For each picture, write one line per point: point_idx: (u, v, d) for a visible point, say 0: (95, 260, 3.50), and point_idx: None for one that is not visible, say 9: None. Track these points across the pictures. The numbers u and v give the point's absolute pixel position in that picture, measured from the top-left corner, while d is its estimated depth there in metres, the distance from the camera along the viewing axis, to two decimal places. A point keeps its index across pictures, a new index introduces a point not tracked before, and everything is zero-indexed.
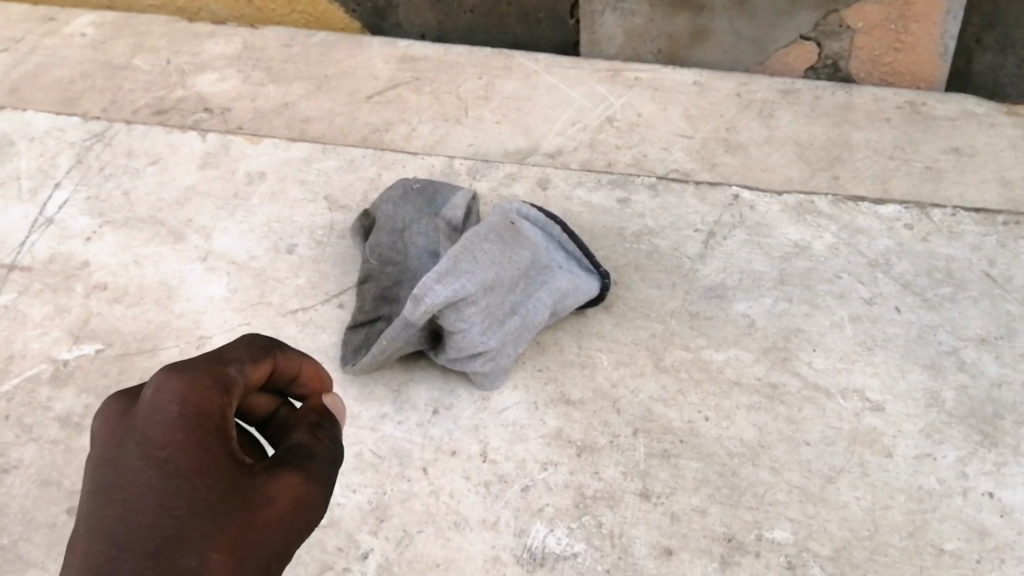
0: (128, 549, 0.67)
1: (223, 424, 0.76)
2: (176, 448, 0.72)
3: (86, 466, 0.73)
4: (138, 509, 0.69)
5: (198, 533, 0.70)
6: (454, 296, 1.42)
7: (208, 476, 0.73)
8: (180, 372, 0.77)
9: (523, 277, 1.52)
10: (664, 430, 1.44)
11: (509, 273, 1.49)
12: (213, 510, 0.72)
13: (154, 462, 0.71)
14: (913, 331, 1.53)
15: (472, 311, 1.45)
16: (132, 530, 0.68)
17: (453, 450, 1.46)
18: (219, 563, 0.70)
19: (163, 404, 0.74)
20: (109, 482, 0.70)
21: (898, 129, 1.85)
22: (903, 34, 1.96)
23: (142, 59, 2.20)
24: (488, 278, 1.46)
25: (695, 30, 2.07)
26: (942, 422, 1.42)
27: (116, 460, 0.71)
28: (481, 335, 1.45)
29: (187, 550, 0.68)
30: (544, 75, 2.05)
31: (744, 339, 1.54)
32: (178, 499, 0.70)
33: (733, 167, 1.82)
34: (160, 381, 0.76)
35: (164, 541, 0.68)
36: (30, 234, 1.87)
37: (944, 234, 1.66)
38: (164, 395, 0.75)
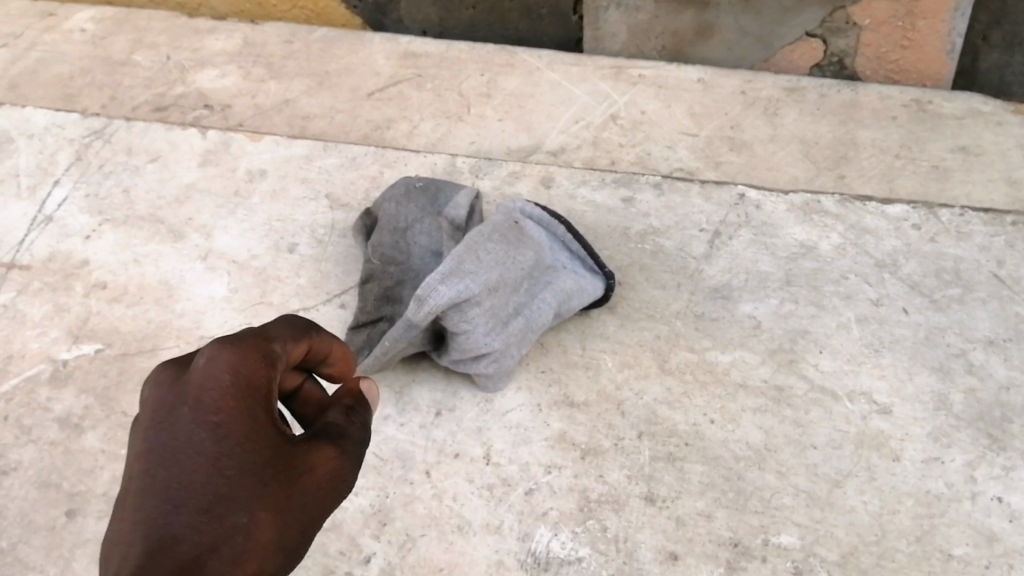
0: (181, 505, 0.69)
1: (270, 398, 0.78)
2: (227, 415, 0.75)
3: (136, 425, 0.75)
4: (191, 468, 0.71)
5: (243, 495, 0.73)
6: (457, 297, 1.40)
7: (256, 443, 0.75)
8: (228, 346, 0.78)
9: (527, 278, 1.51)
10: (669, 433, 1.43)
11: (513, 274, 1.48)
12: (259, 474, 0.75)
13: (207, 427, 0.74)
14: (920, 333, 1.51)
15: (476, 313, 1.43)
16: (185, 488, 0.70)
17: (456, 452, 1.45)
18: (262, 525, 0.73)
19: (215, 374, 0.76)
20: (162, 442, 0.72)
21: (904, 128, 1.83)
22: (910, 31, 1.94)
23: (142, 55, 2.18)
24: (492, 279, 1.44)
25: (699, 27, 2.05)
26: (951, 425, 1.40)
27: (168, 424, 0.73)
28: (485, 337, 1.44)
29: (232, 512, 0.72)
30: (547, 72, 2.03)
31: (750, 341, 1.52)
32: (229, 463, 0.73)
33: (738, 165, 1.80)
34: (211, 352, 0.77)
35: (216, 500, 0.71)
36: (29, 232, 1.85)
37: (952, 234, 1.64)
38: (216, 365, 0.77)
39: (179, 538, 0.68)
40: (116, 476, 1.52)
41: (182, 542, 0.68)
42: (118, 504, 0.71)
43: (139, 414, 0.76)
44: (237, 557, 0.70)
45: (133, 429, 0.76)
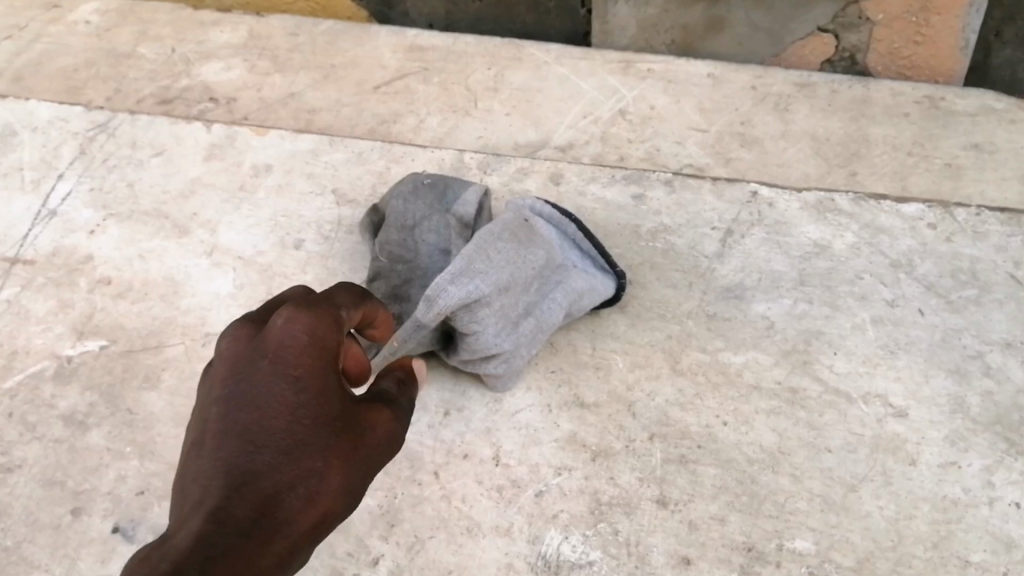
0: (261, 446, 0.86)
1: (337, 359, 0.94)
2: (304, 370, 0.90)
3: (219, 372, 0.90)
4: (273, 414, 0.87)
5: (315, 442, 0.89)
6: (468, 297, 1.36)
7: (326, 399, 0.91)
8: (303, 312, 0.93)
9: (538, 277, 1.48)
10: (682, 436, 1.41)
11: (523, 273, 1.45)
12: (329, 425, 0.91)
13: (288, 378, 0.89)
14: (937, 335, 1.50)
15: (487, 314, 1.40)
16: (263, 433, 0.86)
17: (465, 453, 1.43)
18: (330, 468, 0.90)
19: (292, 333, 0.91)
20: (244, 391, 0.88)
21: (916, 125, 1.81)
22: (923, 26, 1.91)
23: (146, 48, 2.16)
24: (503, 279, 1.41)
25: (709, 21, 2.02)
26: (968, 429, 1.39)
27: (250, 375, 0.89)
28: (496, 338, 1.41)
29: (306, 456, 0.88)
30: (554, 66, 2.00)
31: (763, 342, 1.51)
32: (304, 412, 0.89)
33: (749, 162, 1.78)
34: (290, 316, 0.92)
35: (293, 445, 0.87)
36: (33, 226, 1.83)
37: (969, 234, 1.62)
38: (294, 326, 0.92)
39: (260, 475, 0.85)
40: (120, 475, 1.50)
41: (261, 478, 0.85)
42: (202, 438, 0.87)
43: (222, 361, 0.92)
44: (309, 495, 0.88)
45: (213, 376, 0.91)
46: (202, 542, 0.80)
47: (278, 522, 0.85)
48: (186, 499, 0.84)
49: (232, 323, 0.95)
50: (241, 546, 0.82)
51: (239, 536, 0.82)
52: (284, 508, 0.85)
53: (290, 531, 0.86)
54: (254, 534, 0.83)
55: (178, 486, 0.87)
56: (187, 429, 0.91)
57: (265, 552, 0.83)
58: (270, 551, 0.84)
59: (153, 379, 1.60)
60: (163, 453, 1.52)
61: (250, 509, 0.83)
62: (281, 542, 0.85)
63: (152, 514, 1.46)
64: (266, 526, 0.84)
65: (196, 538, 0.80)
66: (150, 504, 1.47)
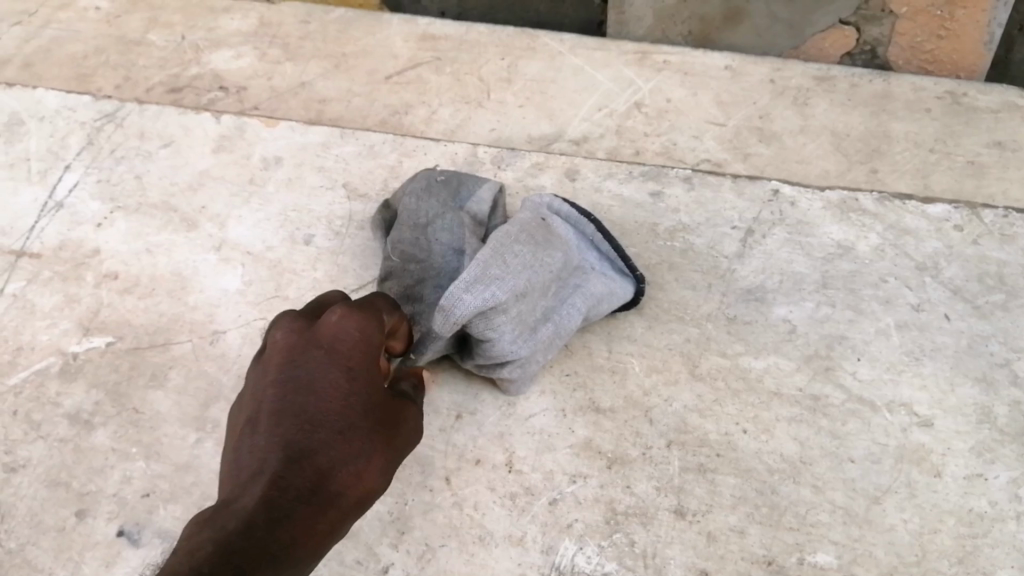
0: (317, 426, 0.99)
1: (377, 353, 1.12)
2: (355, 362, 1.07)
3: (276, 359, 1.05)
4: (328, 398, 1.02)
5: (362, 427, 1.04)
6: (485, 306, 1.32)
7: (371, 388, 1.08)
8: (352, 311, 1.12)
9: (555, 281, 1.44)
10: (700, 443, 1.39)
11: (539, 278, 1.40)
12: (374, 413, 1.07)
13: (342, 367, 1.05)
14: (962, 341, 1.47)
15: (504, 322, 1.36)
16: (318, 416, 1.00)
17: (477, 459, 1.40)
18: (375, 451, 1.05)
19: (346, 329, 1.09)
20: (303, 375, 1.03)
21: (939, 121, 1.76)
22: (948, 20, 1.86)
23: (156, 35, 2.12)
24: (520, 285, 1.36)
25: (728, 11, 1.96)
26: (995, 440, 1.37)
27: (308, 364, 1.05)
28: (513, 347, 1.38)
29: (354, 439, 1.02)
30: (569, 56, 1.96)
31: (784, 346, 1.48)
32: (354, 399, 1.05)
33: (767, 157, 1.74)
34: (342, 314, 1.10)
35: (344, 426, 1.02)
36: (40, 219, 1.80)
37: (996, 236, 1.59)
38: (346, 323, 1.10)
39: (316, 451, 0.98)
40: (126, 477, 1.48)
41: (319, 452, 0.98)
42: (258, 419, 1.00)
43: (277, 351, 1.07)
44: (357, 473, 1.01)
45: (269, 364, 1.06)
46: (268, 502, 0.91)
47: (330, 494, 0.97)
48: (245, 470, 0.96)
49: (286, 317, 1.12)
50: (301, 510, 0.93)
51: (299, 499, 0.94)
52: (335, 482, 0.98)
53: (339, 505, 0.98)
54: (311, 500, 0.95)
55: (234, 459, 0.98)
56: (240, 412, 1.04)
57: (318, 520, 0.95)
58: (323, 520, 0.95)
59: (159, 378, 1.58)
60: (170, 454, 1.50)
61: (308, 479, 0.96)
62: (332, 512, 0.97)
63: (158, 517, 1.44)
64: (321, 495, 0.96)
65: (260, 499, 0.91)
66: (156, 506, 1.45)
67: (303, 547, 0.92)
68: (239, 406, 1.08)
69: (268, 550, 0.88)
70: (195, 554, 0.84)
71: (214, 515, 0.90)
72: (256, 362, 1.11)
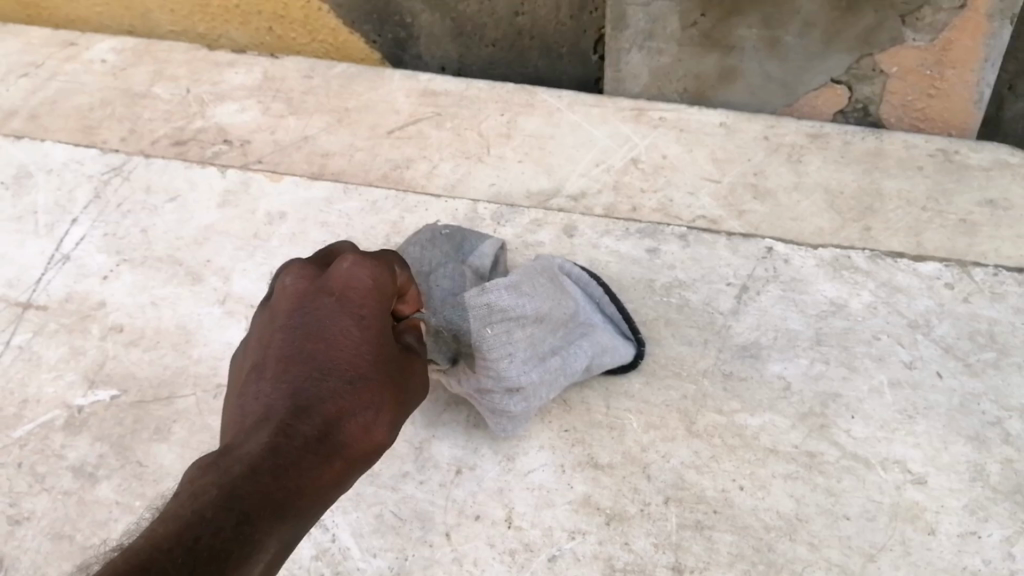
0: (326, 373, 1.02)
1: (389, 304, 1.11)
2: (368, 311, 1.07)
3: (284, 306, 1.09)
4: (337, 347, 1.04)
5: (372, 379, 1.04)
6: (513, 309, 1.38)
7: (382, 340, 1.07)
8: (365, 259, 1.11)
9: (564, 325, 1.50)
10: (697, 500, 1.41)
11: (556, 311, 1.47)
12: (385, 364, 1.06)
13: (354, 316, 1.06)
14: (955, 399, 1.50)
15: (521, 334, 1.40)
16: (328, 364, 1.03)
17: (477, 514, 1.42)
18: (384, 405, 1.04)
19: (359, 277, 1.09)
20: (314, 325, 1.05)
21: (930, 178, 1.80)
22: (938, 80, 1.90)
23: (162, 88, 2.17)
24: (544, 309, 1.43)
25: (722, 70, 2.01)
26: (988, 497, 1.39)
27: (316, 313, 1.06)
28: (519, 365, 1.41)
29: (364, 390, 1.03)
30: (567, 113, 2.01)
31: (779, 403, 1.51)
32: (366, 348, 1.05)
33: (762, 214, 1.78)
34: (354, 262, 1.10)
35: (354, 376, 1.03)
36: (47, 271, 1.83)
37: (987, 294, 1.62)
38: (359, 270, 1.09)
39: (324, 399, 1.00)
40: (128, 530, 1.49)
41: (326, 402, 1.00)
42: (267, 370, 1.04)
43: (287, 299, 1.10)
44: (366, 425, 1.02)
45: (280, 310, 1.09)
46: (275, 448, 0.94)
47: (338, 443, 0.99)
48: (252, 418, 0.99)
49: (297, 264, 1.14)
50: (308, 457, 0.95)
51: (307, 447, 0.96)
52: (344, 432, 0.99)
53: (349, 455, 0.99)
54: (319, 450, 0.96)
55: (241, 407, 1.01)
56: (250, 356, 1.08)
57: (325, 469, 0.96)
58: (331, 470, 0.96)
59: (163, 432, 1.59)
60: None
61: (316, 427, 0.98)
62: (340, 463, 0.98)
63: None
64: (327, 446, 0.97)
65: (268, 444, 0.94)
66: None
67: (310, 495, 0.93)
68: (246, 353, 1.11)
69: (274, 495, 0.90)
70: (200, 495, 0.86)
71: (220, 457, 0.92)
72: (265, 306, 1.14)
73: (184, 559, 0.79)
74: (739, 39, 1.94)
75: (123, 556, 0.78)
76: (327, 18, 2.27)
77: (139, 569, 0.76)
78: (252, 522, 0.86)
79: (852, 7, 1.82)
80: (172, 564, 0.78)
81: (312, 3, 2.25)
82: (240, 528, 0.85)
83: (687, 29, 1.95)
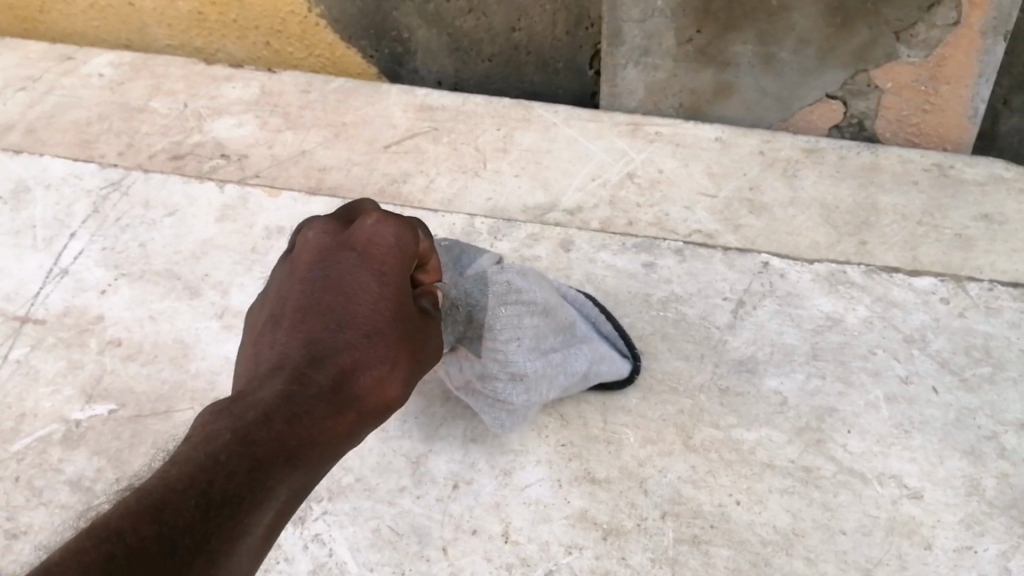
0: (343, 327, 1.02)
1: (411, 264, 1.09)
2: (389, 268, 1.06)
3: (305, 258, 1.09)
4: (355, 303, 1.03)
5: (390, 334, 1.04)
6: (526, 293, 1.39)
7: (402, 297, 1.06)
8: (389, 216, 1.10)
9: (569, 328, 1.49)
10: (694, 514, 1.41)
11: (564, 312, 1.47)
12: (404, 322, 1.05)
13: (374, 273, 1.05)
14: (951, 414, 1.50)
15: (532, 321, 1.41)
16: (345, 318, 1.03)
17: (474, 529, 1.42)
18: (401, 361, 1.04)
19: (382, 234, 1.07)
20: (334, 278, 1.05)
21: (925, 193, 1.81)
22: (933, 95, 1.91)
23: (159, 102, 2.18)
24: (553, 302, 1.43)
25: (718, 86, 2.02)
26: (983, 512, 1.40)
27: (336, 269, 1.06)
28: (523, 352, 1.40)
29: (381, 344, 1.03)
30: (563, 128, 2.02)
31: (776, 418, 1.51)
32: (385, 305, 1.04)
33: (758, 229, 1.78)
34: (378, 219, 1.08)
35: (370, 332, 1.03)
36: (45, 285, 1.83)
37: (982, 309, 1.62)
38: (382, 228, 1.08)
39: (339, 353, 1.01)
40: None
41: (342, 354, 1.00)
42: (284, 319, 1.05)
43: (308, 251, 1.09)
44: (379, 380, 1.02)
45: (301, 260, 1.09)
46: (288, 399, 0.95)
47: (351, 396, 0.99)
48: (267, 365, 1.00)
49: (321, 215, 1.13)
50: (320, 409, 0.96)
51: (319, 398, 0.97)
52: (357, 386, 1.00)
53: (361, 409, 1.00)
54: (332, 401, 0.97)
55: (257, 356, 1.03)
56: (269, 305, 1.09)
57: (337, 422, 0.97)
58: (344, 423, 0.97)
59: (160, 446, 1.59)
60: None
61: (329, 379, 0.99)
62: (352, 416, 0.99)
63: None
64: (341, 397, 0.98)
65: (281, 395, 0.95)
66: None
67: (321, 447, 0.94)
68: (266, 301, 1.12)
69: (286, 445, 0.91)
70: (214, 440, 0.88)
71: (234, 403, 0.94)
72: (287, 255, 1.14)
73: (197, 502, 0.82)
74: (734, 55, 1.95)
75: (137, 495, 0.81)
76: (324, 32, 2.28)
77: (152, 510, 0.80)
78: (263, 469, 0.89)
79: (847, 24, 1.83)
80: (187, 508, 0.82)
81: (309, 17, 2.26)
82: (252, 475, 0.88)
83: (683, 45, 1.96)
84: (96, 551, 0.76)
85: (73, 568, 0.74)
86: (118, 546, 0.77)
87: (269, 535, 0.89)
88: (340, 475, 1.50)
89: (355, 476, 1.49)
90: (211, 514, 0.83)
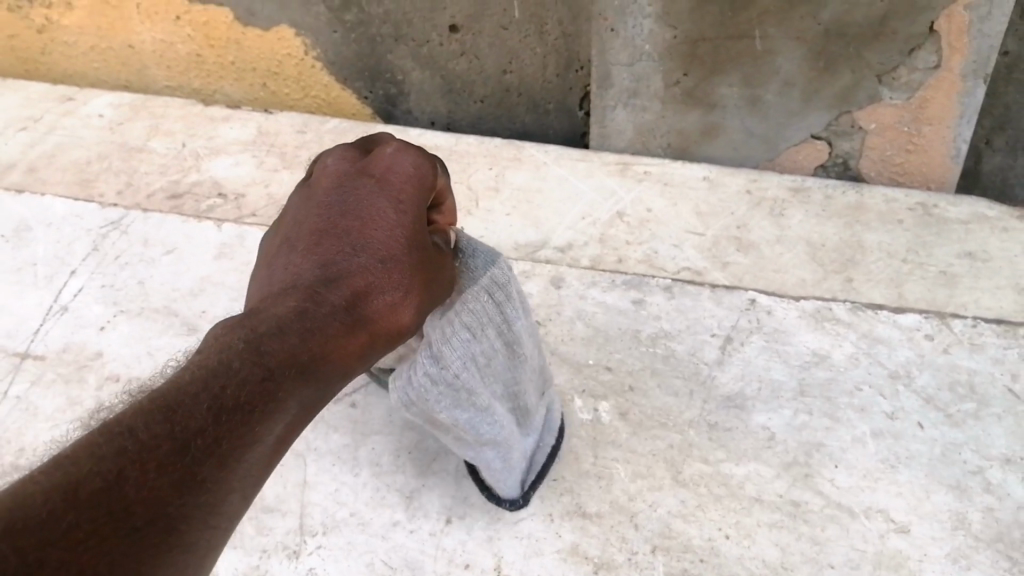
0: (359, 251, 1.06)
1: (429, 195, 1.13)
2: (406, 198, 1.10)
3: (324, 185, 1.13)
4: (372, 228, 1.08)
5: (403, 261, 1.07)
6: (511, 310, 1.36)
7: (417, 225, 1.10)
8: (408, 148, 1.15)
9: (508, 402, 1.41)
10: (684, 548, 1.43)
11: (518, 383, 1.41)
12: (418, 249, 1.09)
13: (392, 201, 1.09)
14: (936, 449, 1.52)
15: (491, 336, 1.34)
16: (361, 243, 1.07)
17: (466, 563, 1.43)
18: (413, 287, 1.08)
19: (400, 164, 1.13)
20: (350, 204, 1.09)
21: (909, 232, 1.85)
22: (915, 136, 1.96)
23: (158, 142, 2.21)
24: (520, 353, 1.38)
25: (705, 127, 2.06)
26: (970, 546, 1.41)
27: (355, 195, 1.10)
28: (467, 355, 1.30)
29: (394, 271, 1.06)
30: (554, 167, 2.06)
31: (765, 454, 1.53)
32: (401, 232, 1.08)
33: (745, 266, 1.82)
34: (396, 150, 1.14)
35: (385, 258, 1.06)
36: (44, 322, 1.85)
37: (966, 345, 1.66)
38: (402, 159, 1.13)
39: (353, 275, 1.04)
40: None
41: (355, 276, 1.04)
42: (299, 244, 1.09)
43: (327, 178, 1.14)
44: (392, 305, 1.05)
45: (321, 186, 1.14)
46: (302, 314, 0.99)
47: (363, 317, 1.03)
48: (281, 284, 1.05)
49: (342, 146, 1.18)
50: (333, 327, 1.00)
51: (333, 316, 1.01)
52: (371, 307, 1.04)
53: (373, 330, 1.03)
54: (345, 319, 1.01)
55: (271, 275, 1.07)
56: (286, 229, 1.13)
57: (349, 340, 1.01)
58: (355, 342, 1.01)
59: None
60: None
61: (343, 300, 1.02)
62: (363, 336, 1.02)
63: None
64: (353, 317, 1.02)
65: (295, 310, 0.99)
66: None
67: (332, 362, 0.99)
68: (280, 226, 1.16)
69: (299, 357, 0.96)
70: (229, 347, 0.92)
71: (248, 317, 0.98)
72: (305, 182, 1.18)
73: (209, 405, 0.87)
74: (721, 97, 1.99)
75: (150, 396, 0.86)
76: (320, 74, 2.33)
77: (164, 410, 0.84)
78: (275, 379, 0.93)
79: (829, 67, 1.88)
80: (197, 411, 0.86)
81: (305, 59, 2.31)
82: (264, 383, 0.92)
83: (671, 88, 2.01)
84: (108, 444, 0.80)
85: (86, 460, 0.78)
86: (130, 443, 0.81)
87: (282, 444, 0.93)
88: (334, 510, 1.51)
89: (349, 511, 1.51)
90: (223, 417, 0.87)
